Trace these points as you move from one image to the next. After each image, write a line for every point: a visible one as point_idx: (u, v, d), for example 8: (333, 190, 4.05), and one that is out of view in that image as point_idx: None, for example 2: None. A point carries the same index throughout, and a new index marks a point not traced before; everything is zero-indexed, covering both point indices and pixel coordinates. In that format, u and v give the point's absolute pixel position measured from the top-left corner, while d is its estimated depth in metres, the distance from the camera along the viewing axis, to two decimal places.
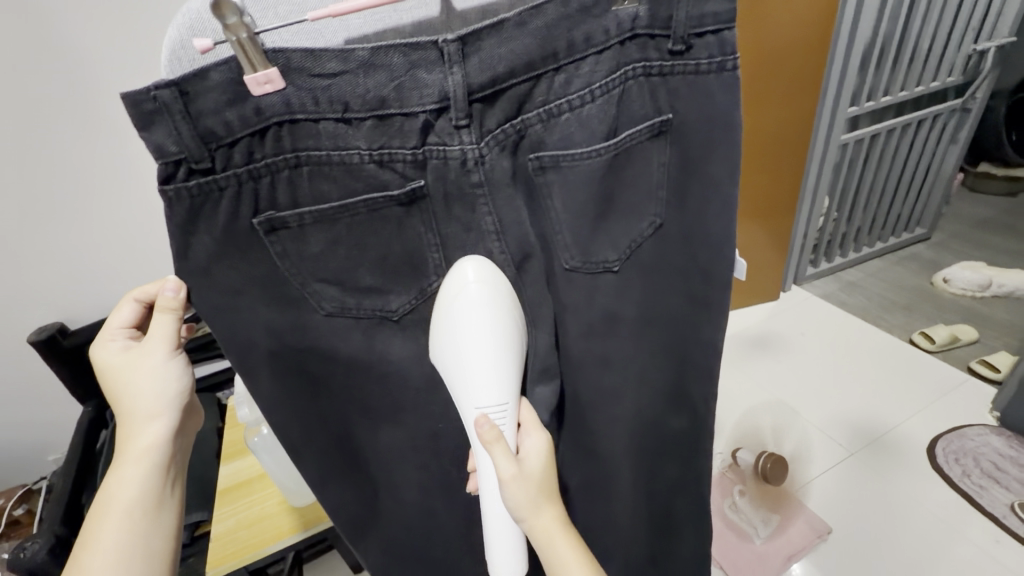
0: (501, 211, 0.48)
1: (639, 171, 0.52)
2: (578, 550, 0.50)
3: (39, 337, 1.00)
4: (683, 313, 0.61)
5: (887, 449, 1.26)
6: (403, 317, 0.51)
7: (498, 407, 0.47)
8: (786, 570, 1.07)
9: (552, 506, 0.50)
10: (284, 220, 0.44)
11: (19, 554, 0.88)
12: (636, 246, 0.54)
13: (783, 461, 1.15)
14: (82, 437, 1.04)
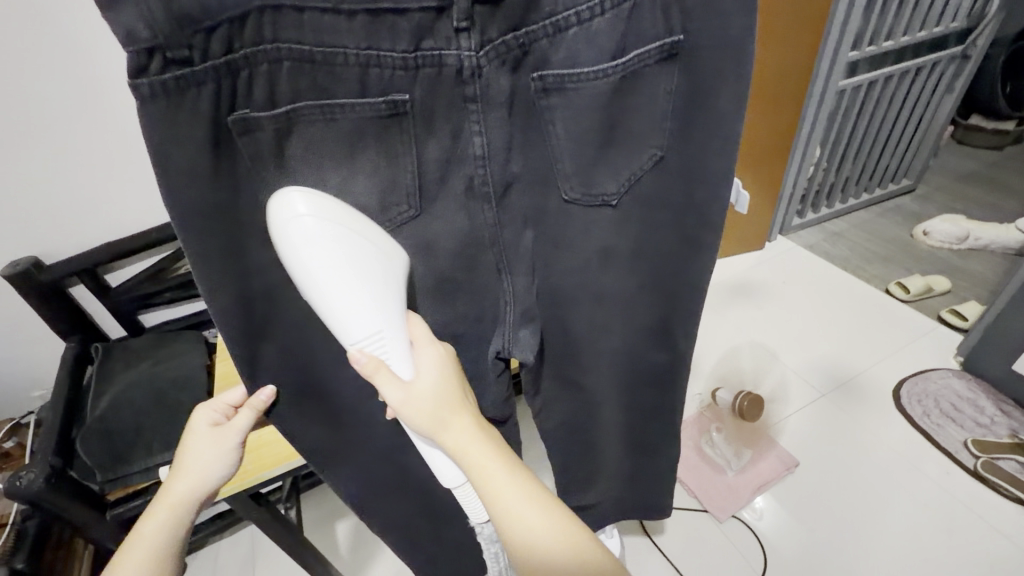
0: (491, 133, 0.47)
1: (643, 99, 0.48)
2: (528, 501, 0.47)
3: (14, 272, 0.97)
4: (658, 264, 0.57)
5: (854, 391, 1.33)
6: (385, 239, 0.48)
7: (369, 335, 0.44)
8: (754, 499, 1.16)
9: (464, 418, 0.48)
10: (258, 121, 0.39)
11: (14, 481, 0.89)
12: (636, 178, 0.51)
13: (759, 402, 1.19)
14: (66, 373, 1.04)
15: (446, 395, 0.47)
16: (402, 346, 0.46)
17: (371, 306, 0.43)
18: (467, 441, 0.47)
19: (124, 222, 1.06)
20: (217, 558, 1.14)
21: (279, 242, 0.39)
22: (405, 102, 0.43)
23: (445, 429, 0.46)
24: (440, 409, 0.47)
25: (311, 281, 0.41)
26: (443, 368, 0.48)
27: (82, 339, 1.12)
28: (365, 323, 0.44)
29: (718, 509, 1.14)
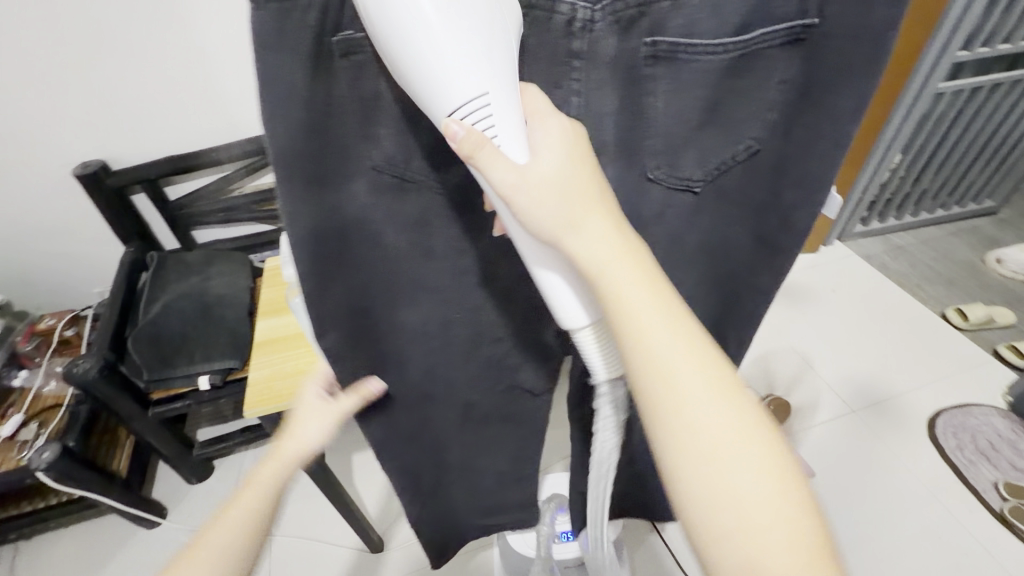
0: (591, 100, 0.40)
1: (755, 83, 0.41)
2: (666, 311, 0.33)
3: (84, 172, 1.02)
4: (729, 269, 0.55)
5: (887, 413, 1.28)
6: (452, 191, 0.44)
7: (472, 101, 0.29)
8: None
9: (599, 213, 0.33)
10: (362, 41, 0.33)
11: (72, 368, 0.98)
12: (724, 168, 0.46)
13: (785, 408, 1.16)
14: (124, 276, 1.11)
15: (569, 183, 0.33)
16: (516, 110, 0.31)
17: (474, 60, 0.28)
18: (601, 247, 0.33)
19: (188, 138, 1.09)
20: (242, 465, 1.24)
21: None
22: (515, 42, 0.36)
23: (573, 230, 0.32)
24: (568, 202, 0.32)
25: (391, 22, 0.27)
26: (564, 145, 0.33)
27: (140, 245, 1.18)
28: (468, 81, 0.28)
29: None
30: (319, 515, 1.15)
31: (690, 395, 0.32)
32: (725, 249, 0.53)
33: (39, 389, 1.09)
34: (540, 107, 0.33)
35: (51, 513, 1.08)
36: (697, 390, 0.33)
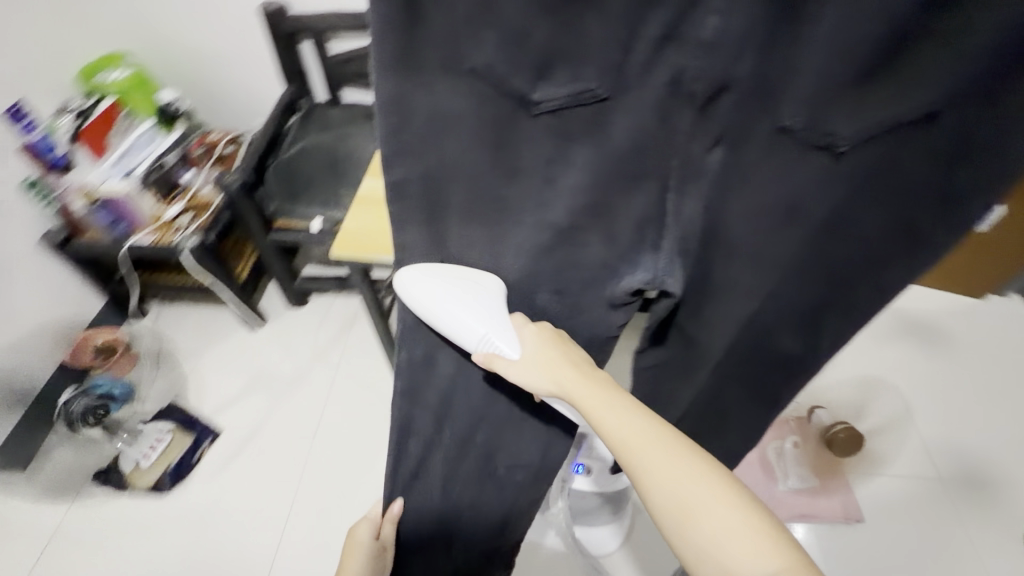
0: (731, 21, 0.35)
1: (967, 24, 0.31)
2: (626, 413, 0.49)
3: (269, 11, 1.12)
4: (854, 262, 0.44)
5: (981, 494, 1.14)
6: (543, 112, 0.42)
7: (479, 336, 0.54)
8: (792, 522, 1.11)
9: (570, 363, 0.53)
10: None
11: (223, 179, 1.14)
12: (883, 130, 0.36)
13: (859, 441, 1.02)
14: (276, 114, 1.24)
15: (552, 357, 0.54)
16: (505, 327, 0.54)
17: (475, 316, 0.53)
18: (572, 383, 0.52)
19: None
20: (331, 308, 1.42)
21: (424, 302, 0.54)
22: None
23: (552, 377, 0.53)
24: (544, 364, 0.54)
25: (439, 314, 0.54)
26: (541, 338, 0.55)
27: (297, 90, 1.29)
28: (475, 324, 0.53)
29: None
30: (381, 372, 1.29)
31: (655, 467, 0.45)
32: (858, 237, 0.42)
33: (198, 188, 1.25)
34: (520, 320, 0.56)
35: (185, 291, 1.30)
36: (670, 460, 0.45)
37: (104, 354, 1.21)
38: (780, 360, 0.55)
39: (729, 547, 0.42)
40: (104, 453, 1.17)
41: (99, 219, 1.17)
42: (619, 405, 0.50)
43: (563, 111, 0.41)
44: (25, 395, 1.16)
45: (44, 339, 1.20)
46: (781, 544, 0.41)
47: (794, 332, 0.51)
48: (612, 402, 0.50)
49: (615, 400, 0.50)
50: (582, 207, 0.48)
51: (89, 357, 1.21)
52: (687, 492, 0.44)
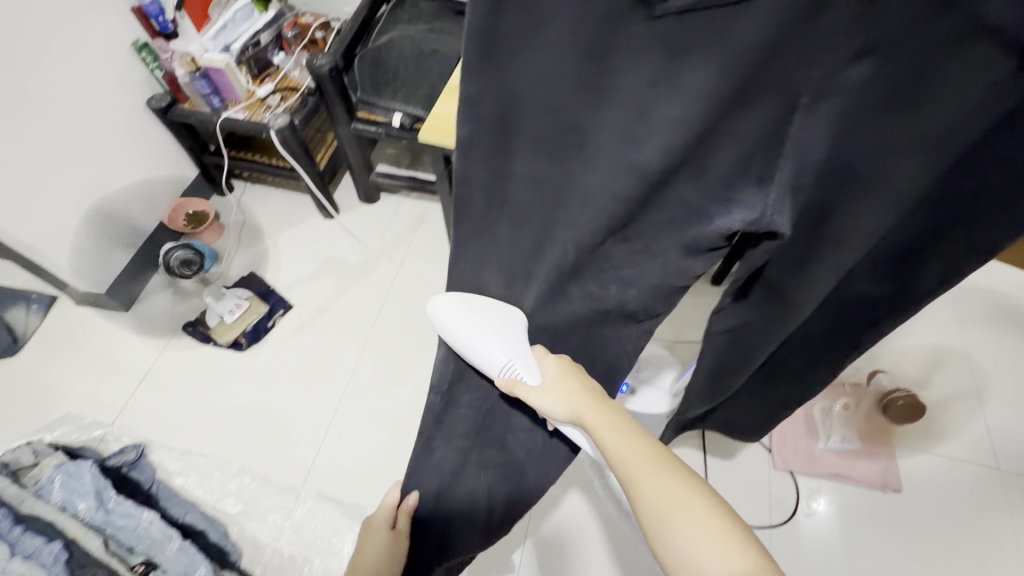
0: None
1: None
2: (622, 430, 0.53)
3: None
4: (996, 195, 0.35)
5: None
6: (665, 13, 0.35)
7: (502, 363, 0.61)
8: (825, 480, 1.10)
9: (580, 383, 0.58)
10: None
11: (312, 59, 1.15)
12: None
13: (920, 409, 0.97)
14: (370, 3, 1.23)
15: (567, 382, 0.58)
16: (525, 357, 0.61)
17: (497, 346, 0.61)
18: (578, 403, 0.56)
19: None
20: (399, 208, 1.46)
21: (454, 332, 0.63)
22: None
23: (562, 399, 0.57)
24: (557, 387, 0.58)
25: (467, 341, 0.62)
26: (559, 365, 0.60)
27: None
28: (499, 354, 0.61)
29: (782, 461, 1.11)
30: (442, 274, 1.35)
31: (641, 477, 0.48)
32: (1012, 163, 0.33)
33: (289, 71, 1.29)
34: (541, 351, 0.62)
35: (268, 171, 1.36)
36: (655, 473, 0.48)
37: (194, 223, 1.31)
38: (864, 317, 0.48)
39: (709, 562, 0.42)
40: (193, 305, 1.29)
41: (198, 87, 1.20)
42: (623, 427, 0.53)
43: (689, 15, 0.35)
44: (131, 243, 1.26)
45: (151, 193, 1.30)
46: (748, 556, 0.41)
47: (888, 283, 0.44)
48: (611, 420, 0.54)
49: (616, 418, 0.54)
50: (682, 140, 0.41)
51: (180, 223, 1.31)
52: (668, 501, 0.46)
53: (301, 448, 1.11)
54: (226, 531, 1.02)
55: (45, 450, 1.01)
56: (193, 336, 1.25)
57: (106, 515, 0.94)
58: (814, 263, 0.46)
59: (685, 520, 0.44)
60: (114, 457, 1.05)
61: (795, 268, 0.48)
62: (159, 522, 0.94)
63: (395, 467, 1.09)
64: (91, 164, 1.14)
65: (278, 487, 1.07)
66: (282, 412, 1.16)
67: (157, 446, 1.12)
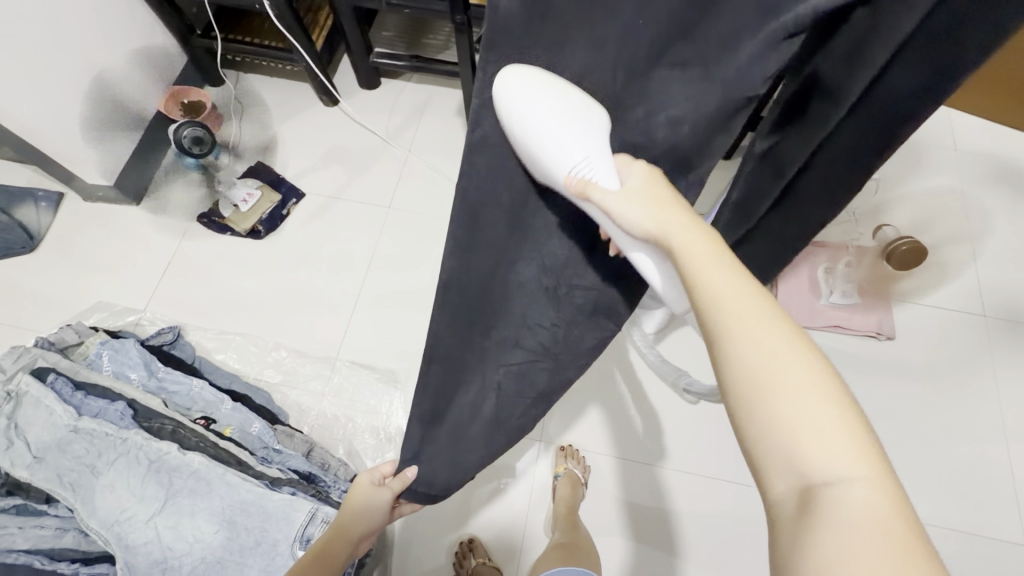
0: None
1: None
2: (717, 258, 0.42)
3: None
4: None
5: (1018, 332, 1.18)
6: None
7: (576, 159, 0.49)
8: (824, 331, 1.18)
9: (666, 199, 0.48)
10: None
11: None
12: None
13: (921, 251, 1.04)
14: None
15: (655, 193, 0.48)
16: (606, 162, 0.50)
17: (560, 146, 0.49)
18: (677, 222, 0.45)
19: None
20: (402, 91, 1.41)
21: (529, 104, 0.49)
22: None
23: (646, 209, 0.47)
24: (641, 198, 0.48)
25: (532, 131, 0.50)
26: (648, 173, 0.50)
27: None
28: (568, 156, 0.49)
29: (786, 315, 1.18)
30: (452, 157, 1.34)
31: (734, 334, 0.38)
32: None
33: None
34: (624, 157, 0.51)
35: (261, 53, 1.29)
36: (753, 335, 0.37)
37: (192, 111, 1.28)
38: (902, 113, 0.44)
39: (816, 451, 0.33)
40: (206, 197, 1.28)
41: None
42: (721, 260, 0.42)
43: None
44: (131, 132, 1.23)
45: (148, 72, 1.24)
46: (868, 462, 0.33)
47: (932, 65, 0.40)
48: (709, 247, 0.43)
49: (721, 252, 0.42)
50: None
51: (177, 114, 1.27)
52: (776, 380, 0.35)
53: (332, 324, 1.17)
54: (270, 398, 1.09)
55: (88, 329, 1.04)
56: (210, 227, 1.25)
57: (158, 382, 1.01)
58: (868, 47, 0.42)
59: (794, 400, 0.34)
60: (153, 339, 1.09)
61: (849, 61, 0.44)
62: (209, 386, 1.01)
63: (424, 337, 1.15)
64: (80, 44, 1.07)
65: (314, 358, 1.14)
66: (309, 293, 1.20)
67: (192, 327, 1.16)
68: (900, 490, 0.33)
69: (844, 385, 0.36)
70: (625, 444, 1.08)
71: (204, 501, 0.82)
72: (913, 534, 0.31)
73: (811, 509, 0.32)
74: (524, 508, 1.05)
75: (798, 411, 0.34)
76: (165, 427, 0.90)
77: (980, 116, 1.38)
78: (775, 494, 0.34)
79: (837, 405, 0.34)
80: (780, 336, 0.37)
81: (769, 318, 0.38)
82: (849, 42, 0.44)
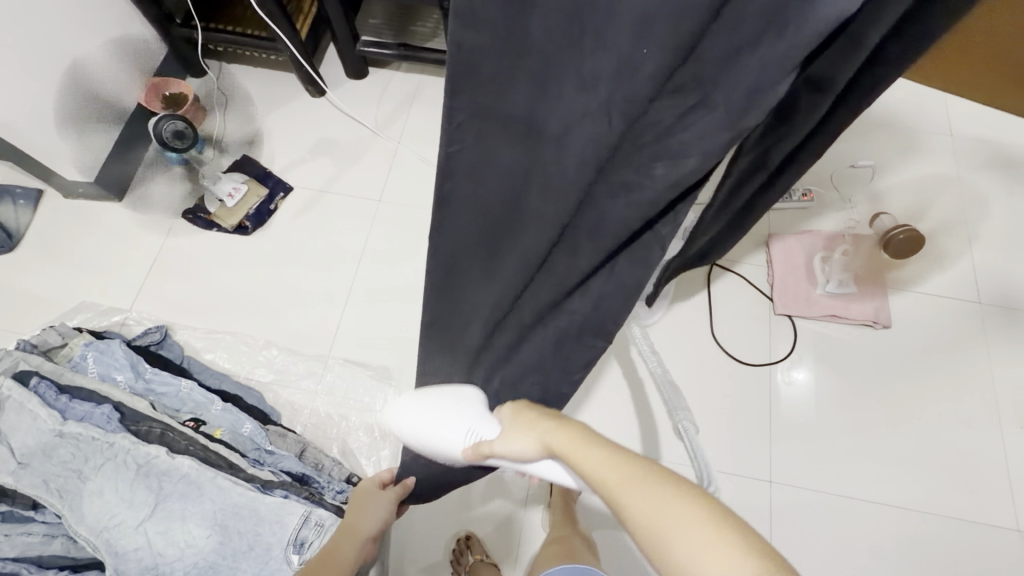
0: None
1: None
2: (592, 452, 0.50)
3: None
4: None
5: (1014, 319, 1.18)
6: None
7: (465, 432, 0.65)
8: (821, 320, 1.18)
9: (540, 424, 0.58)
10: None
11: None
12: None
13: (918, 239, 1.03)
14: None
15: (525, 421, 0.59)
16: (489, 424, 0.65)
17: (440, 441, 0.67)
18: (552, 438, 0.55)
19: None
20: (390, 81, 1.38)
21: (411, 424, 0.71)
22: None
23: (522, 444, 0.58)
24: (517, 426, 0.59)
25: (416, 434, 0.70)
26: (513, 413, 0.62)
27: None
28: (461, 428, 0.65)
29: (783, 306, 1.18)
30: None
31: (630, 505, 0.45)
32: None
33: None
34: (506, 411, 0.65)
35: (244, 43, 1.25)
36: (652, 502, 0.44)
37: (174, 105, 1.24)
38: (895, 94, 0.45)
39: None
40: (190, 192, 1.25)
41: None
42: (590, 449, 0.50)
43: None
44: (111, 126, 1.19)
45: (123, 62, 1.20)
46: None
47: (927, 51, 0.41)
48: (585, 445, 0.51)
49: (600, 445, 0.51)
50: None
51: (158, 107, 1.23)
52: (677, 532, 0.41)
53: (323, 322, 1.15)
54: (262, 397, 1.07)
55: (71, 331, 1.02)
56: (196, 223, 1.22)
57: (146, 384, 0.98)
58: (858, 47, 0.42)
59: (694, 551, 0.40)
60: (139, 339, 1.07)
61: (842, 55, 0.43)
62: (198, 387, 0.99)
63: (417, 333, 1.14)
64: (50, 35, 1.03)
65: (306, 356, 1.12)
66: (299, 290, 1.17)
67: (180, 327, 1.14)
68: None
69: (713, 498, 0.43)
70: (622, 437, 1.07)
71: (195, 505, 0.80)
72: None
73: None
74: (520, 503, 1.04)
75: (703, 556, 0.40)
76: (153, 430, 0.88)
77: (977, 101, 1.37)
78: None
79: (702, 515, 0.42)
80: (664, 494, 0.44)
81: (621, 475, 0.47)
82: (834, 48, 0.43)
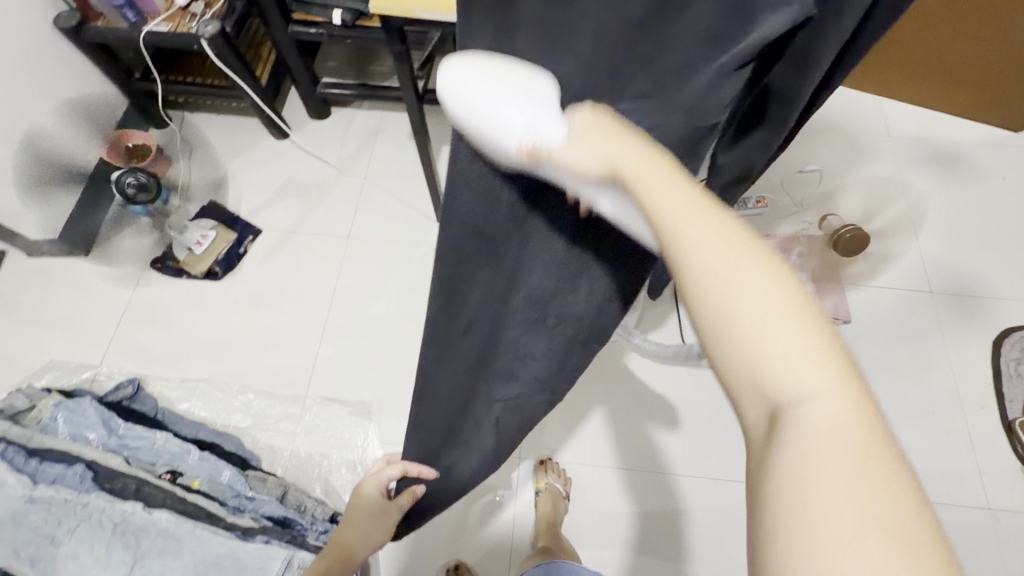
0: None
1: None
2: (673, 181, 0.32)
3: None
4: None
5: (962, 305, 1.24)
6: None
7: (521, 124, 0.39)
8: None
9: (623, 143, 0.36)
10: None
11: None
12: None
13: (865, 238, 1.09)
14: None
15: (604, 132, 0.37)
16: (557, 115, 0.39)
17: (504, 124, 0.40)
18: (628, 154, 0.34)
19: None
20: (353, 119, 1.41)
21: (460, 97, 0.42)
22: None
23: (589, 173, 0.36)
24: (585, 136, 0.37)
25: (470, 109, 0.41)
26: (591, 116, 0.38)
27: None
28: (517, 118, 0.39)
29: None
30: (408, 181, 1.34)
31: (700, 252, 0.29)
32: None
33: None
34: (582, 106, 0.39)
35: (205, 92, 1.27)
36: (727, 264, 0.29)
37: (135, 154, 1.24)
38: None
39: (788, 397, 0.27)
40: (157, 242, 1.25)
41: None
42: (678, 181, 0.32)
43: None
44: (74, 182, 1.20)
45: (84, 119, 1.21)
46: (866, 421, 0.26)
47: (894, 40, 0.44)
48: (674, 173, 0.32)
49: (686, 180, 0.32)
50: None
51: (120, 157, 1.23)
52: (743, 322, 0.28)
53: (299, 361, 1.15)
54: (240, 442, 1.06)
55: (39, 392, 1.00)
56: (165, 272, 1.22)
57: (119, 440, 0.97)
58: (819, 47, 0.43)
59: (765, 344, 0.27)
60: (111, 394, 1.05)
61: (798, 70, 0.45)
62: (174, 438, 0.98)
63: (395, 364, 1.14)
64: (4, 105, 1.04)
65: (283, 398, 1.11)
66: (273, 331, 1.17)
67: (152, 378, 1.13)
68: (891, 432, 0.27)
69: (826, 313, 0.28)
70: (604, 452, 1.09)
71: (174, 560, 0.79)
72: (880, 446, 0.26)
73: (785, 442, 0.26)
74: (508, 526, 1.05)
75: (785, 376, 0.27)
76: (128, 485, 0.87)
77: (909, 102, 1.46)
78: (753, 426, 0.28)
79: (813, 327, 0.27)
80: (752, 263, 0.29)
81: (726, 226, 0.30)
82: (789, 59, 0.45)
